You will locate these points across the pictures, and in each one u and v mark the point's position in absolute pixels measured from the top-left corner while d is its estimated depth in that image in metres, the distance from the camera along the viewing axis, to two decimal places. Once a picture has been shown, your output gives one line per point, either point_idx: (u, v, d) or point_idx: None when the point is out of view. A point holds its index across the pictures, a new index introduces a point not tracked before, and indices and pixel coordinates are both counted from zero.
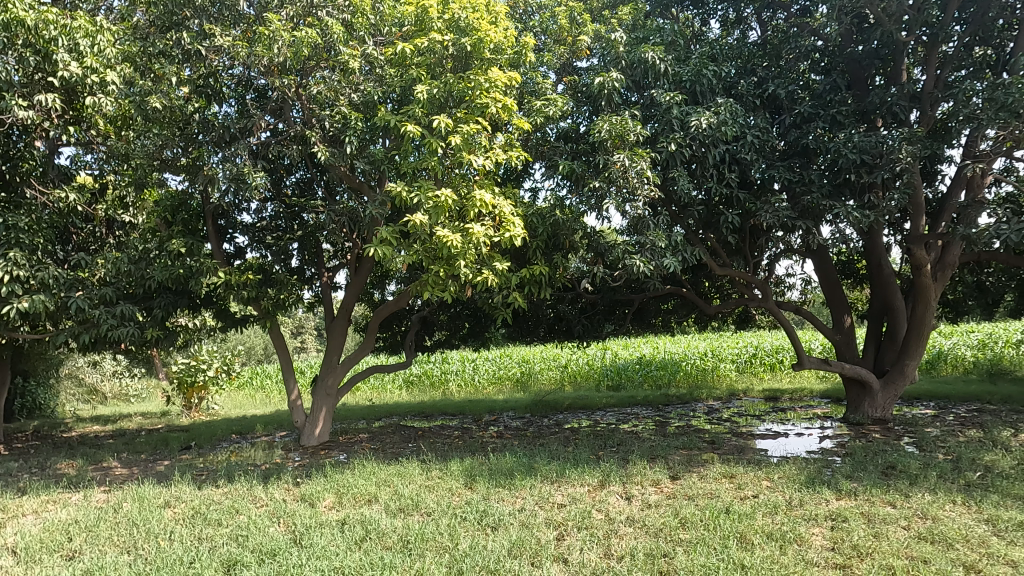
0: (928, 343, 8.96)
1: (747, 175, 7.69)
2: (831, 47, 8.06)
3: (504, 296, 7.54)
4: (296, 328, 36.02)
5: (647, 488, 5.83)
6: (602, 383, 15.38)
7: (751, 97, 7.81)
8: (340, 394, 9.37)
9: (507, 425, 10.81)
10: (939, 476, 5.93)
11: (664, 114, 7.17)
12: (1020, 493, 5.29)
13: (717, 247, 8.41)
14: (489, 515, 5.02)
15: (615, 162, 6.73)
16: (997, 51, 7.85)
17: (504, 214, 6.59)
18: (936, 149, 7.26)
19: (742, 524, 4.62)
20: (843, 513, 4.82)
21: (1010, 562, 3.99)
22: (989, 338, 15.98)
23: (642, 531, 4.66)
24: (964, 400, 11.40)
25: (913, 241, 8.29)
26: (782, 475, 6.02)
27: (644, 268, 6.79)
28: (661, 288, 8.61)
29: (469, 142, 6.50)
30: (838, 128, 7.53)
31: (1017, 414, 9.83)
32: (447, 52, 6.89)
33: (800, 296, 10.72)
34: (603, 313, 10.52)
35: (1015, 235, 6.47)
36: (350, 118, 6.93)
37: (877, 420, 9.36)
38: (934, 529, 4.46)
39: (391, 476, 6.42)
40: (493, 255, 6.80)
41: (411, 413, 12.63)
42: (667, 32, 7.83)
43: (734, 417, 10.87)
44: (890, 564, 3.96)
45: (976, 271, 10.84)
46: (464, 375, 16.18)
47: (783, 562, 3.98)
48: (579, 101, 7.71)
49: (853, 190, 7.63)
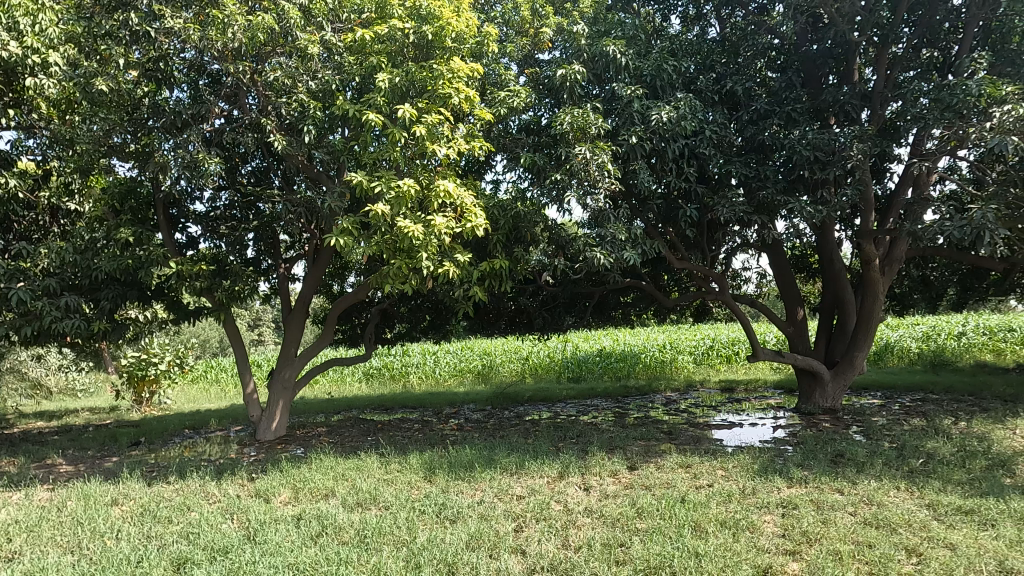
0: (875, 335, 9.26)
1: (705, 169, 7.81)
2: (787, 45, 8.25)
3: (466, 288, 7.46)
4: (253, 321, 35.46)
5: (604, 479, 5.90)
6: (563, 376, 15.49)
7: (710, 92, 7.91)
8: (297, 388, 9.17)
9: (467, 417, 10.79)
10: (884, 463, 6.15)
11: (625, 108, 7.23)
12: (959, 479, 5.52)
13: (676, 240, 8.52)
14: (447, 508, 5.01)
15: (576, 155, 6.77)
16: (943, 53, 8.14)
17: (466, 205, 6.54)
18: (885, 148, 7.50)
19: (696, 513, 4.70)
20: (793, 501, 4.95)
21: (949, 545, 4.15)
22: (932, 331, 16.65)
23: (599, 521, 4.70)
24: (908, 390, 11.84)
25: (863, 237, 8.53)
26: (736, 464, 6.16)
27: (604, 261, 6.88)
28: (621, 281, 8.72)
29: (431, 133, 6.42)
30: (793, 125, 7.67)
31: (958, 402, 10.27)
32: (408, 40, 6.72)
33: (756, 290, 10.96)
34: (564, 305, 10.54)
35: (957, 231, 6.69)
36: (308, 106, 6.76)
37: (827, 410, 9.64)
38: (879, 514, 4.62)
39: (348, 470, 6.36)
40: (454, 248, 6.68)
41: (371, 406, 12.52)
42: (627, 26, 7.89)
43: (690, 407, 11.08)
44: (836, 549, 4.07)
45: (920, 266, 11.26)
46: (425, 368, 16.08)
47: (735, 550, 4.06)
48: (540, 93, 7.75)
49: (806, 186, 7.87)
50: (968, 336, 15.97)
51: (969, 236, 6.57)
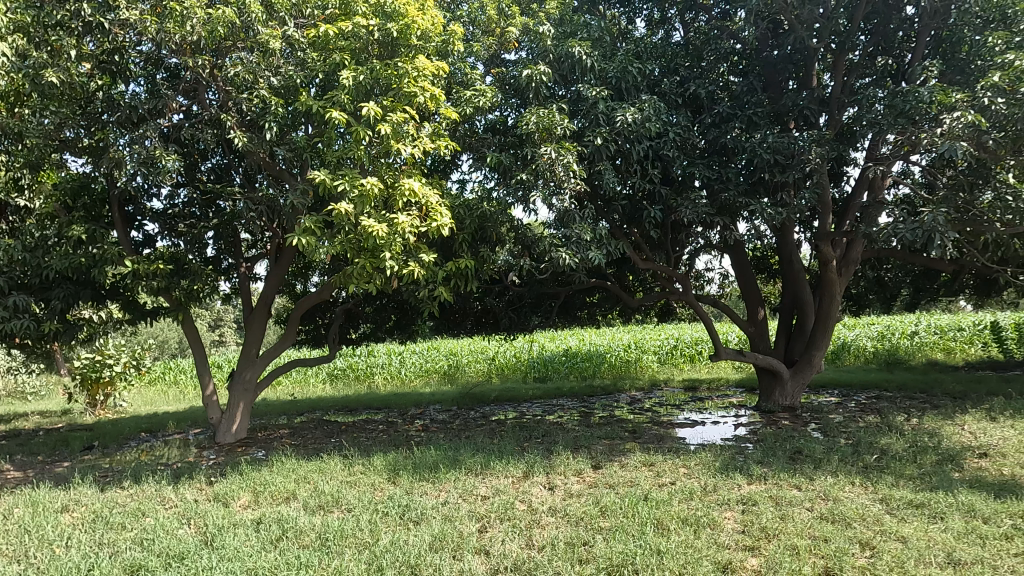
0: (832, 334, 9.50)
1: (668, 171, 7.92)
2: (748, 50, 8.41)
3: (431, 288, 7.42)
4: (214, 321, 34.72)
5: (569, 478, 5.93)
6: (529, 375, 15.52)
7: (674, 95, 8.03)
8: (258, 390, 8.98)
9: (433, 418, 10.74)
10: (840, 459, 6.31)
11: (590, 109, 7.27)
12: (911, 474, 5.70)
13: (640, 241, 8.61)
14: (411, 509, 4.97)
15: (542, 155, 6.79)
16: (898, 60, 8.40)
17: (431, 204, 6.51)
18: (841, 152, 7.69)
19: (659, 511, 4.75)
20: (753, 497, 5.05)
21: (900, 537, 4.27)
22: (887, 330, 17.16)
23: (563, 521, 4.72)
24: (864, 388, 12.18)
25: (821, 238, 8.75)
26: (699, 462, 6.25)
27: (569, 261, 6.92)
28: (586, 281, 8.78)
29: (396, 132, 6.36)
30: (754, 128, 7.81)
31: (910, 399, 10.61)
32: (372, 37, 6.67)
33: (718, 290, 11.14)
34: (530, 305, 10.56)
35: (909, 233, 6.90)
36: (269, 103, 6.65)
37: (786, 408, 9.85)
38: (835, 509, 4.74)
39: (311, 472, 6.26)
40: (419, 247, 6.63)
41: (335, 407, 12.36)
42: (593, 28, 7.94)
43: (654, 406, 11.21)
44: (793, 544, 4.16)
45: (875, 267, 11.60)
46: (390, 369, 15.95)
47: (696, 547, 4.12)
48: (507, 93, 7.75)
49: (767, 188, 8.00)
50: (920, 335, 16.51)
51: (921, 238, 6.78)
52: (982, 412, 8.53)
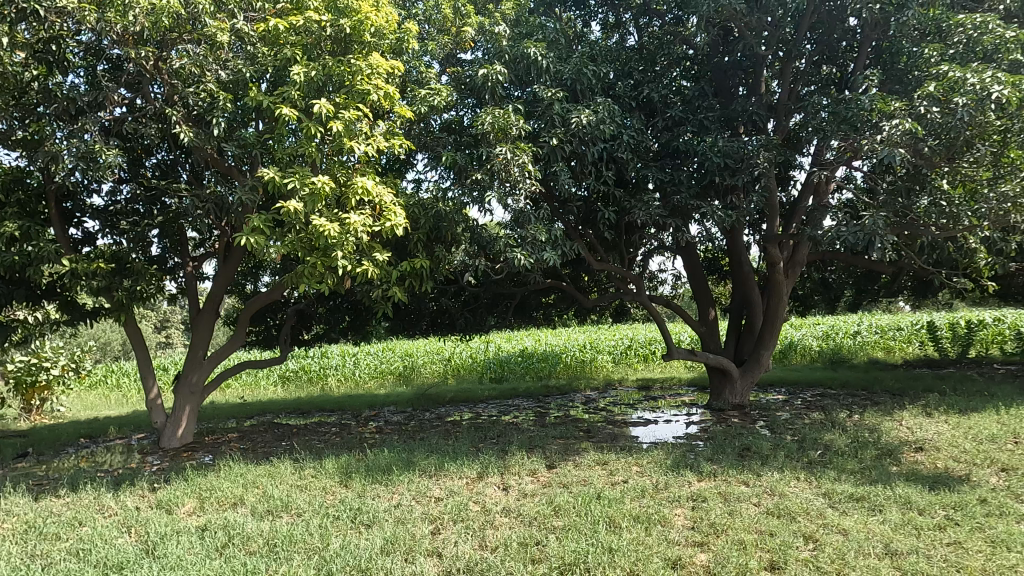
0: (779, 334, 9.78)
1: (622, 174, 8.02)
2: (700, 55, 8.57)
3: (385, 288, 7.32)
4: (161, 322, 33.61)
5: (523, 478, 5.94)
6: (485, 376, 15.51)
7: (628, 98, 8.14)
8: (206, 393, 8.73)
9: (387, 420, 10.61)
10: (786, 455, 6.49)
11: (545, 110, 7.29)
12: (852, 468, 5.90)
13: (595, 242, 8.69)
14: (363, 512, 4.90)
15: (497, 155, 6.78)
16: (841, 69, 8.70)
17: (385, 203, 6.41)
18: (789, 157, 7.90)
19: (611, 509, 4.80)
20: (702, 494, 5.14)
21: (841, 530, 4.42)
22: (831, 330, 17.76)
23: (516, 521, 4.72)
24: (809, 386, 12.56)
25: (769, 241, 8.99)
26: (651, 460, 6.35)
27: (524, 262, 6.92)
28: (542, 282, 8.81)
29: (349, 130, 6.27)
30: (705, 132, 8.03)
31: (852, 396, 10.99)
32: (325, 33, 6.58)
33: (671, 291, 11.33)
34: (486, 306, 10.54)
35: (852, 236, 7.14)
36: (217, 97, 6.46)
37: (736, 406, 10.08)
38: (780, 504, 4.87)
39: (260, 476, 6.11)
40: (373, 247, 6.55)
41: (286, 410, 12.09)
42: (548, 30, 7.99)
43: (608, 406, 11.32)
44: (741, 539, 4.26)
45: (820, 268, 11.98)
46: (344, 370, 15.66)
47: (646, 544, 4.17)
48: (463, 93, 7.73)
49: (717, 192, 8.18)
50: (862, 335, 17.14)
51: (863, 241, 7.02)
52: (919, 408, 8.91)
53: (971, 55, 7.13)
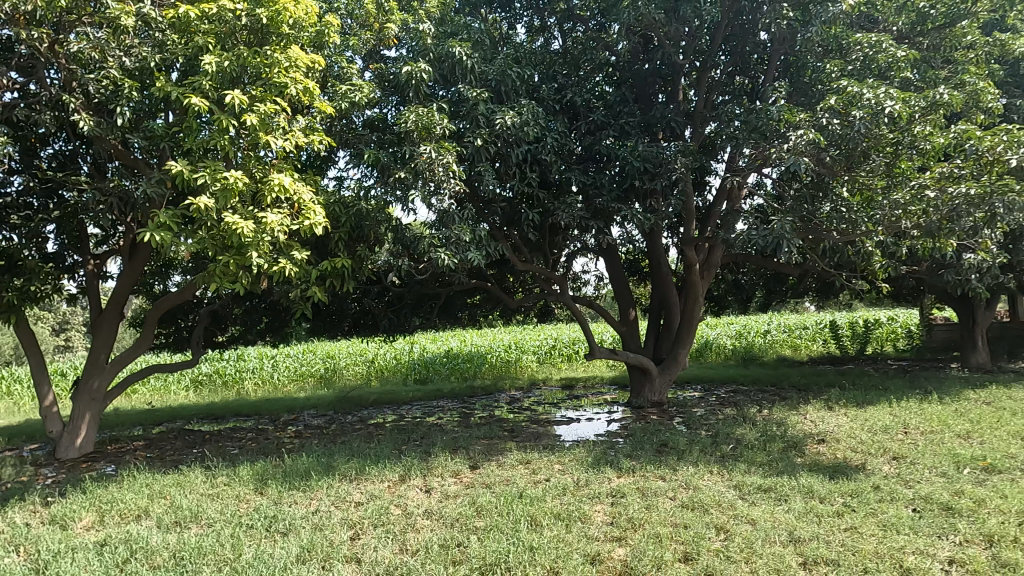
0: (695, 334, 10.14)
1: (546, 176, 8.12)
2: (621, 62, 8.79)
3: (304, 288, 7.10)
4: (59, 324, 31.40)
5: (446, 479, 5.91)
6: (409, 377, 15.32)
7: (552, 101, 8.26)
8: (109, 399, 8.21)
9: (307, 424, 10.31)
10: (701, 450, 6.74)
11: (470, 110, 7.28)
12: (761, 460, 6.20)
13: (520, 243, 8.75)
14: (279, 520, 4.74)
15: (420, 154, 6.75)
16: (752, 80, 9.15)
17: (303, 202, 6.21)
18: (704, 163, 8.22)
19: (533, 507, 4.84)
20: (622, 490, 5.27)
21: (750, 520, 4.63)
22: (744, 329, 18.62)
23: (438, 523, 4.69)
24: (723, 383, 13.11)
25: (686, 243, 9.32)
26: (572, 458, 6.45)
27: (448, 262, 6.89)
28: (467, 282, 8.80)
29: (265, 124, 6.07)
30: (626, 137, 8.25)
31: (763, 392, 11.54)
32: (240, 23, 6.28)
33: (594, 292, 11.56)
34: (410, 306, 10.41)
35: (761, 239, 7.50)
36: (122, 84, 6.05)
37: (655, 403, 10.38)
38: (694, 497, 5.05)
39: (167, 486, 5.79)
40: (291, 246, 6.33)
41: (199, 416, 11.53)
42: (474, 30, 7.99)
43: (532, 405, 11.42)
44: (657, 532, 4.39)
45: (734, 270, 12.53)
46: (262, 373, 15.06)
47: (566, 540, 4.24)
48: (386, 90, 7.62)
49: (638, 195, 8.41)
50: (771, 334, 18.06)
51: (771, 244, 7.38)
52: (821, 402, 9.47)
53: (868, 72, 7.79)
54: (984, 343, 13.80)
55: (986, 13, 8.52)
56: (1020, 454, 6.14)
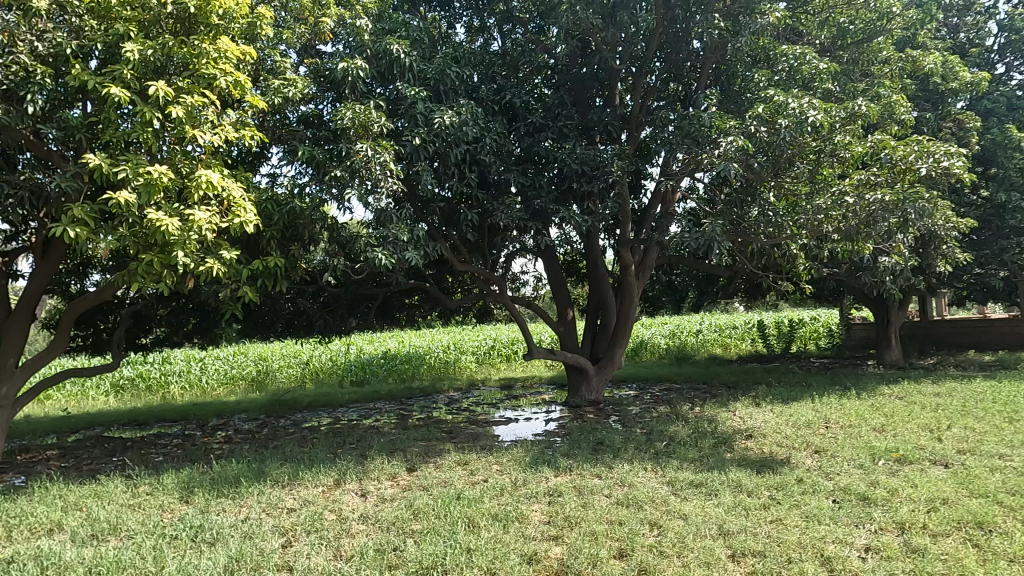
0: (631, 333, 10.35)
1: (485, 176, 8.12)
2: (559, 65, 8.88)
3: (234, 288, 6.85)
4: None
5: (382, 482, 5.82)
6: (345, 379, 15.02)
7: (491, 102, 8.27)
8: (19, 406, 7.68)
9: (237, 428, 9.96)
10: (635, 447, 6.88)
11: (408, 109, 7.20)
12: (693, 456, 6.38)
13: (458, 243, 8.72)
14: (205, 529, 4.55)
15: (357, 152, 6.63)
16: (685, 87, 9.41)
17: (233, 199, 6.00)
18: (639, 167, 8.41)
19: (470, 509, 4.83)
20: (559, 489, 5.32)
21: (682, 514, 4.76)
22: (677, 329, 19.15)
23: (374, 527, 4.61)
24: (657, 381, 13.43)
25: (622, 245, 9.50)
26: (510, 458, 6.47)
27: (385, 262, 6.79)
28: (405, 282, 8.70)
29: (192, 117, 5.83)
30: (564, 140, 8.35)
31: (694, 390, 11.89)
32: (165, 11, 6.02)
33: (532, 292, 11.63)
34: (347, 307, 10.21)
35: (693, 241, 7.73)
36: (33, 71, 5.69)
37: (592, 402, 10.54)
38: (629, 494, 5.15)
39: (83, 497, 5.48)
40: (219, 244, 6.10)
41: (119, 422, 10.96)
42: (412, 27, 7.90)
43: (471, 406, 11.39)
44: (593, 530, 4.45)
45: (667, 272, 12.86)
46: (189, 377, 14.42)
47: (504, 541, 4.24)
48: (322, 86, 7.45)
49: (575, 197, 8.52)
50: (703, 333, 18.64)
51: (703, 246, 7.62)
52: (749, 399, 9.83)
53: (793, 82, 8.17)
54: (896, 342, 14.65)
55: (898, 30, 9.22)
56: (929, 445, 6.54)
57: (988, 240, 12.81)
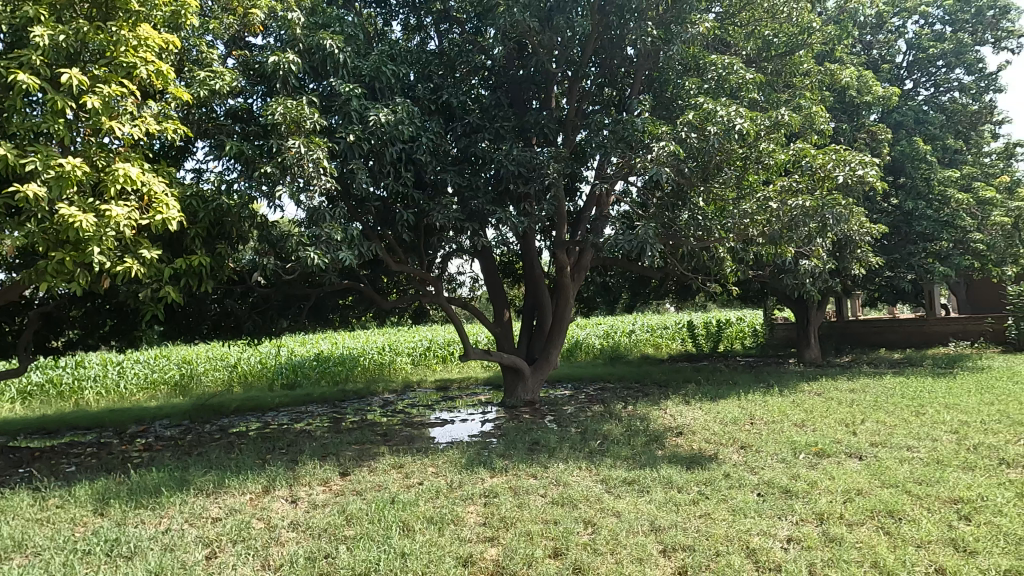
0: (566, 334, 10.47)
1: (421, 176, 8.05)
2: (497, 67, 8.89)
3: (155, 288, 6.54)
4: None
5: (314, 488, 5.67)
6: (275, 382, 14.55)
7: (427, 101, 8.20)
8: None
9: (158, 435, 9.49)
10: (570, 447, 6.96)
11: (343, 106, 7.05)
12: (626, 454, 6.50)
13: (394, 243, 8.60)
14: (122, 543, 4.31)
15: (288, 148, 6.43)
16: (619, 92, 9.62)
17: (154, 194, 5.72)
18: (575, 170, 8.52)
19: (404, 513, 4.76)
20: (494, 490, 5.32)
21: (615, 512, 4.85)
22: (612, 329, 19.52)
23: (305, 535, 4.48)
24: (592, 381, 13.64)
25: (558, 247, 9.60)
26: (446, 459, 6.42)
27: (317, 261, 6.62)
28: (338, 283, 8.51)
29: (109, 107, 5.52)
30: (501, 141, 8.36)
31: (628, 389, 12.13)
32: None
33: (469, 293, 11.60)
34: (277, 308, 9.90)
35: (627, 244, 7.89)
36: None
37: (527, 402, 10.60)
38: (564, 493, 5.20)
39: None
40: (140, 242, 5.80)
41: (26, 431, 10.26)
42: (346, 23, 7.74)
43: (406, 408, 11.25)
44: (528, 530, 4.47)
45: (602, 273, 13.08)
46: (105, 383, 13.61)
47: (439, 544, 4.21)
48: (251, 79, 7.19)
49: (512, 198, 8.55)
50: (636, 333, 19.06)
51: (636, 248, 7.78)
52: (679, 397, 10.11)
53: (722, 91, 8.45)
54: (815, 341, 15.38)
55: (818, 45, 9.69)
56: (845, 438, 6.91)
57: (897, 244, 13.55)
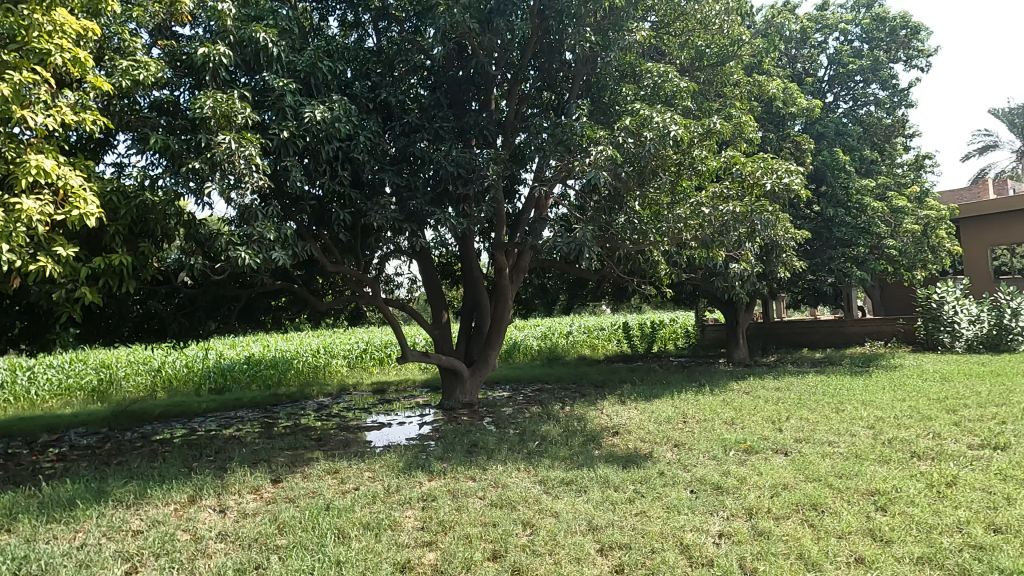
0: (504, 335, 10.48)
1: (358, 175, 7.89)
2: (436, 67, 8.82)
3: (71, 289, 6.16)
4: None
5: (244, 496, 5.47)
6: (203, 387, 13.97)
7: (365, 99, 8.04)
8: None
9: (73, 445, 8.94)
10: (508, 448, 6.97)
11: (276, 101, 6.84)
12: (563, 455, 6.56)
13: (329, 243, 8.40)
14: (31, 561, 4.03)
15: (218, 143, 6.17)
16: (558, 97, 9.67)
17: (71, 188, 5.39)
18: (514, 172, 8.54)
19: (340, 519, 4.65)
20: (432, 493, 5.26)
21: (553, 512, 4.88)
22: (549, 330, 19.69)
23: (234, 545, 4.31)
24: (530, 382, 13.70)
25: (497, 248, 9.59)
26: (383, 464, 6.31)
27: (249, 261, 6.39)
28: (270, 283, 8.24)
29: (20, 95, 5.17)
30: (440, 142, 8.30)
31: (565, 390, 12.25)
32: None
33: (407, 295, 11.45)
34: (205, 309, 9.51)
35: (565, 246, 7.97)
36: None
37: (466, 404, 10.55)
38: (502, 495, 5.20)
39: None
40: (54, 238, 5.46)
41: None
42: (281, 16, 7.51)
43: (341, 412, 11.00)
44: (466, 533, 4.44)
45: (540, 275, 13.17)
46: (14, 389, 12.72)
47: (376, 551, 4.13)
48: (178, 70, 6.88)
49: (451, 199, 8.50)
50: (573, 334, 19.29)
51: (574, 251, 7.87)
52: (615, 397, 10.29)
53: (657, 98, 8.64)
54: (744, 341, 15.95)
55: (747, 56, 10.07)
56: (771, 435, 7.19)
57: (818, 249, 14.19)
